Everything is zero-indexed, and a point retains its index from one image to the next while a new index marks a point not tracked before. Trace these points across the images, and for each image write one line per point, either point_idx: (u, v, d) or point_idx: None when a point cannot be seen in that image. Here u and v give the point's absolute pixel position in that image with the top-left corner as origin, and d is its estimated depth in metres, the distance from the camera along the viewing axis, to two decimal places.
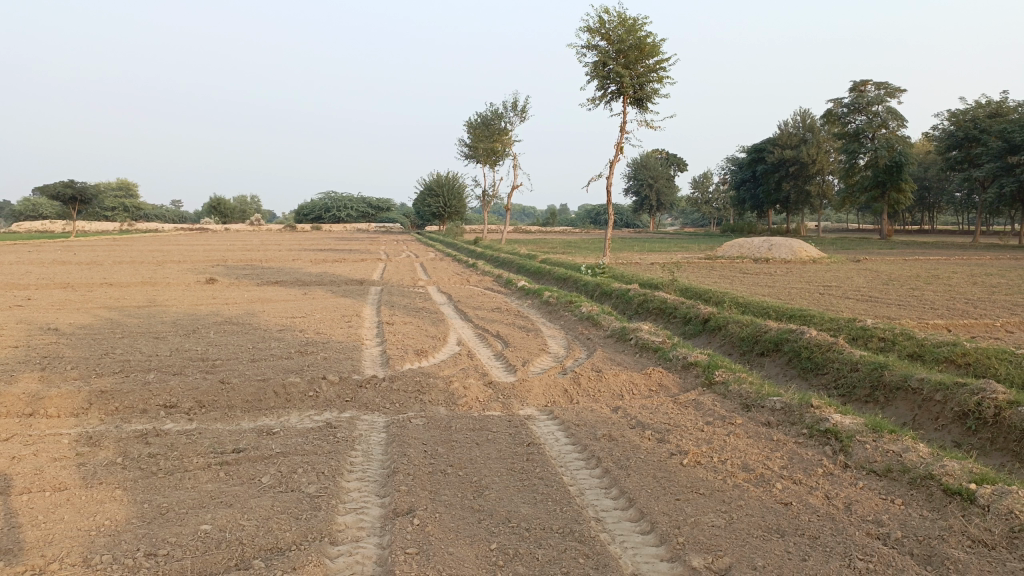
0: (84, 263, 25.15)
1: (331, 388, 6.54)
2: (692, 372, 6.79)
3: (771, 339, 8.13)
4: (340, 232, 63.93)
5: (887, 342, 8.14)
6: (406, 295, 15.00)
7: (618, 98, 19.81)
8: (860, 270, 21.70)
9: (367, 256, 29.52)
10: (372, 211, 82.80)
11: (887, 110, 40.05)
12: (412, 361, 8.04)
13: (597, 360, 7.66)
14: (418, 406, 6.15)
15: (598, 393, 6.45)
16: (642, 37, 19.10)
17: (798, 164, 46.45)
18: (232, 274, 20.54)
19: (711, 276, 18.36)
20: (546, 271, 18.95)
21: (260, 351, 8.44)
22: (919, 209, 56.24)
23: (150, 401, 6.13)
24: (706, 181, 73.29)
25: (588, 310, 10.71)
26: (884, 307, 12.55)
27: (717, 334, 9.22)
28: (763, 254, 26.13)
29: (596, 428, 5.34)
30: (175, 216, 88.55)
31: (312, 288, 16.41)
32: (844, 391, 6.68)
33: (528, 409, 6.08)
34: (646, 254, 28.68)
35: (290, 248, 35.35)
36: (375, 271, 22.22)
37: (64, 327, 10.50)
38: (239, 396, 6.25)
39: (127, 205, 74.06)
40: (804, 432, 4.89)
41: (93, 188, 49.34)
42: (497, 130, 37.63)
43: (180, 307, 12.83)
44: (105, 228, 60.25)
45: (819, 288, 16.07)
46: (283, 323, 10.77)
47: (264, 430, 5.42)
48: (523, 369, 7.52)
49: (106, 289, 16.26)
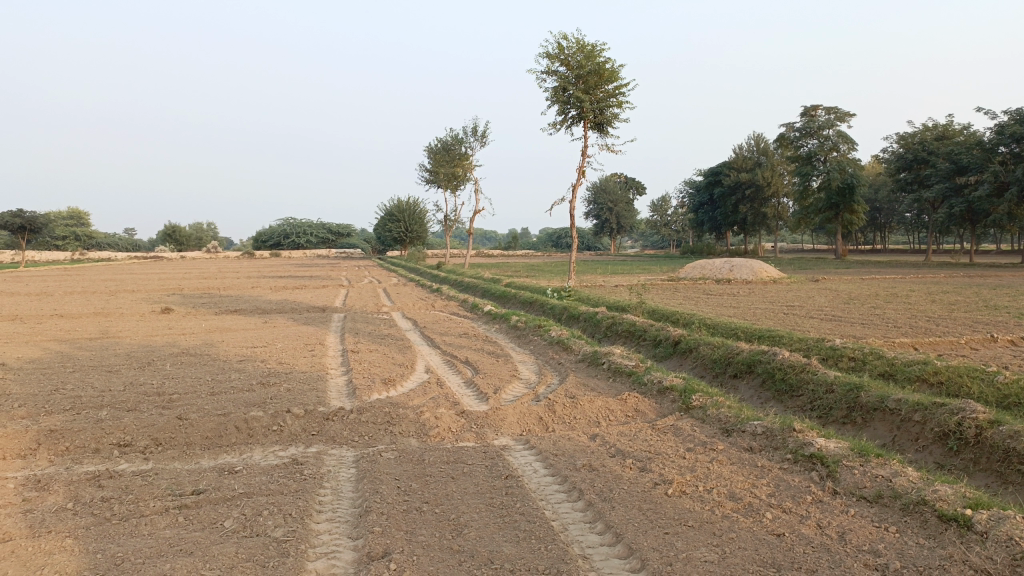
0: (32, 294, 24.29)
1: (295, 421, 6.27)
2: (668, 397, 6.65)
3: (743, 361, 8.06)
4: (301, 259, 63.16)
5: (858, 362, 8.12)
6: (370, 322, 14.69)
7: (580, 123, 19.89)
8: (820, 289, 21.97)
9: (329, 282, 29.10)
10: (332, 237, 82.05)
11: (838, 134, 41.14)
12: (380, 391, 7.78)
13: (570, 386, 7.49)
14: (388, 438, 5.91)
15: (574, 420, 6.27)
16: (601, 62, 19.24)
17: (754, 187, 47.24)
18: (188, 304, 19.98)
19: (676, 298, 18.39)
20: (511, 295, 18.82)
21: (219, 384, 8.10)
22: (871, 229, 57.57)
23: (102, 439, 5.78)
24: (665, 204, 74.17)
25: (557, 335, 10.56)
26: (848, 326, 12.63)
27: (688, 356, 9.14)
28: (725, 275, 26.38)
29: (575, 457, 5.16)
30: (130, 244, 86.69)
31: (273, 316, 16.00)
32: (820, 413, 6.61)
33: (503, 439, 5.88)
34: (609, 276, 28.71)
35: (248, 276, 34.66)
36: (337, 298, 21.86)
37: (10, 362, 10.00)
38: (198, 432, 5.94)
39: (79, 233, 72.32)
40: (788, 457, 4.79)
41: (43, 216, 47.98)
42: (458, 154, 37.61)
43: (134, 338, 12.35)
44: (56, 258, 58.60)
45: (782, 308, 16.17)
46: (244, 353, 10.43)
47: (226, 469, 5.13)
48: (495, 397, 7.30)
49: (55, 321, 15.67)
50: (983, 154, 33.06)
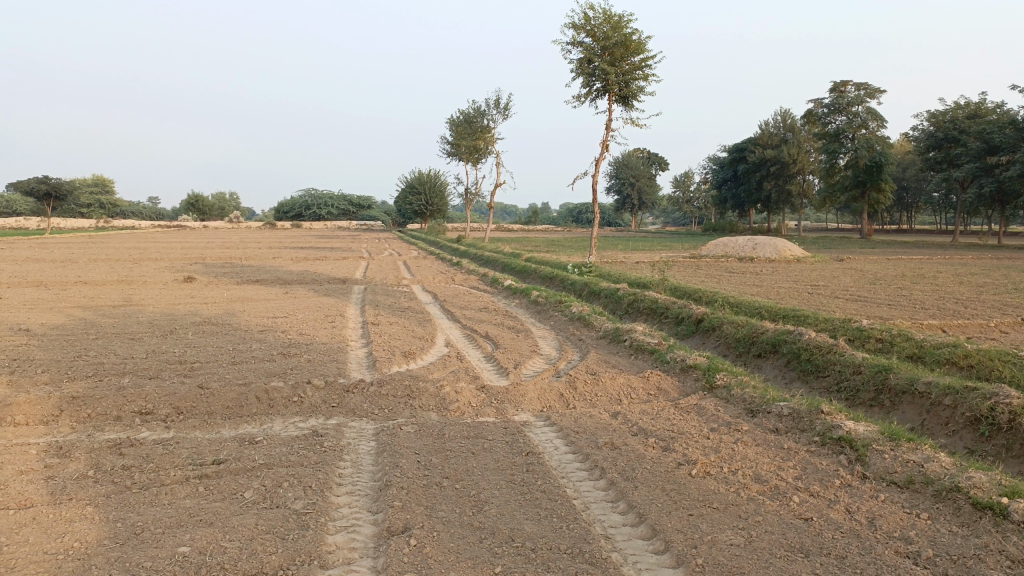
0: (58, 261, 24.53)
1: (316, 393, 6.25)
2: (691, 376, 6.55)
3: (768, 340, 7.94)
4: (321, 230, 63.37)
5: (885, 344, 7.95)
6: (390, 294, 14.67)
7: (604, 96, 19.59)
8: (845, 269, 21.63)
9: (349, 254, 29.16)
10: (353, 209, 82.16)
11: (867, 110, 40.30)
12: (400, 364, 7.75)
13: (591, 362, 7.41)
14: (408, 412, 5.87)
15: (596, 397, 6.20)
16: (627, 33, 18.90)
17: (779, 164, 46.54)
18: (210, 272, 20.05)
19: (699, 275, 18.19)
20: (531, 269, 18.71)
21: (240, 354, 8.10)
22: (898, 208, 56.65)
23: (124, 407, 5.80)
24: (687, 180, 73.39)
25: (578, 311, 10.47)
26: (874, 307, 12.41)
27: (711, 335, 9.02)
28: (748, 253, 26.08)
29: (597, 435, 5.10)
30: (154, 213, 87.39)
31: (293, 287, 16.03)
32: (847, 395, 6.48)
33: (523, 415, 5.83)
34: (630, 252, 28.50)
35: (270, 246, 34.80)
36: (357, 269, 21.87)
37: (35, 328, 10.08)
38: (219, 402, 5.94)
39: (104, 201, 72.96)
40: (815, 440, 4.70)
41: (68, 184, 48.35)
42: (480, 127, 37.34)
43: (156, 307, 12.42)
44: (80, 225, 59.20)
45: (806, 287, 15.94)
46: (265, 323, 10.44)
47: (246, 439, 5.11)
48: (515, 372, 7.24)
49: (80, 288, 15.80)
50: (1016, 134, 32.24)
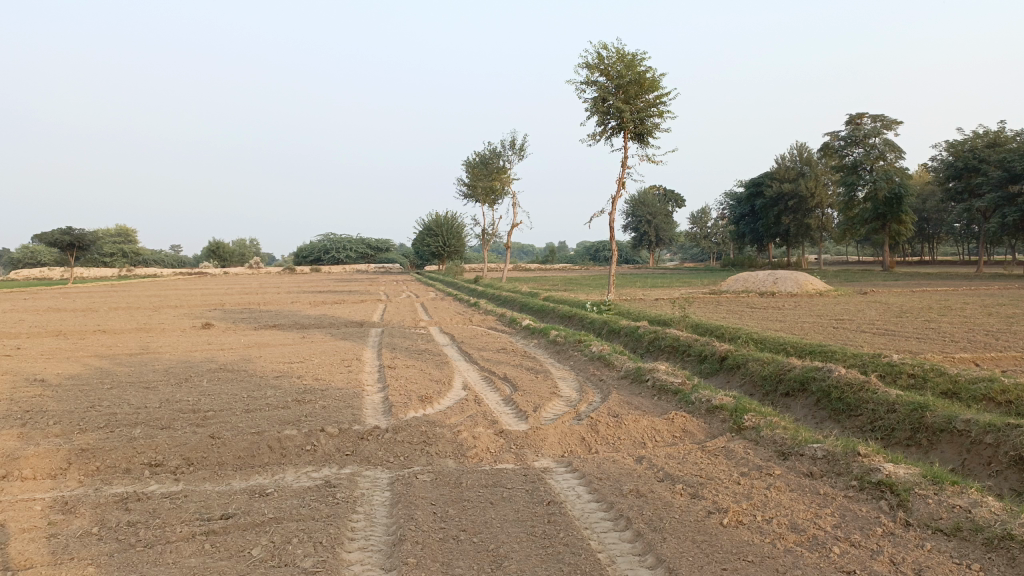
0: (79, 310, 24.72)
1: (330, 441, 6.07)
2: (717, 417, 6.32)
3: (796, 378, 7.68)
4: (340, 274, 63.72)
5: (918, 379, 7.67)
6: (408, 337, 14.53)
7: (619, 134, 19.60)
8: (869, 303, 21.26)
9: (367, 297, 29.14)
10: (371, 252, 82.72)
11: (884, 142, 40.13)
12: (417, 409, 7.56)
13: (612, 404, 7.18)
14: (425, 459, 5.68)
15: (618, 441, 5.98)
16: (641, 72, 18.97)
17: (797, 198, 46.32)
18: (229, 319, 20.06)
19: (720, 312, 17.93)
20: (550, 309, 18.52)
21: (255, 401, 7.97)
22: (919, 240, 56.08)
23: (133, 459, 5.65)
24: (704, 217, 73.24)
25: (598, 350, 10.26)
26: (903, 340, 12.09)
27: (736, 373, 8.78)
28: (769, 288, 25.77)
29: (621, 481, 4.88)
30: (176, 260, 88.48)
31: (311, 331, 15.95)
32: (882, 434, 6.22)
33: (544, 461, 5.62)
34: (649, 290, 28.26)
35: (289, 291, 34.94)
36: (375, 312, 21.82)
37: (51, 378, 10.02)
38: (231, 452, 5.78)
39: (127, 250, 74.03)
40: (853, 485, 4.45)
41: (91, 234, 49.05)
42: (496, 168, 37.55)
43: (173, 354, 12.37)
44: (103, 274, 59.93)
45: (830, 322, 15.63)
46: (281, 369, 10.33)
47: (257, 491, 4.94)
48: (535, 416, 7.04)
49: (99, 336, 15.83)
50: None
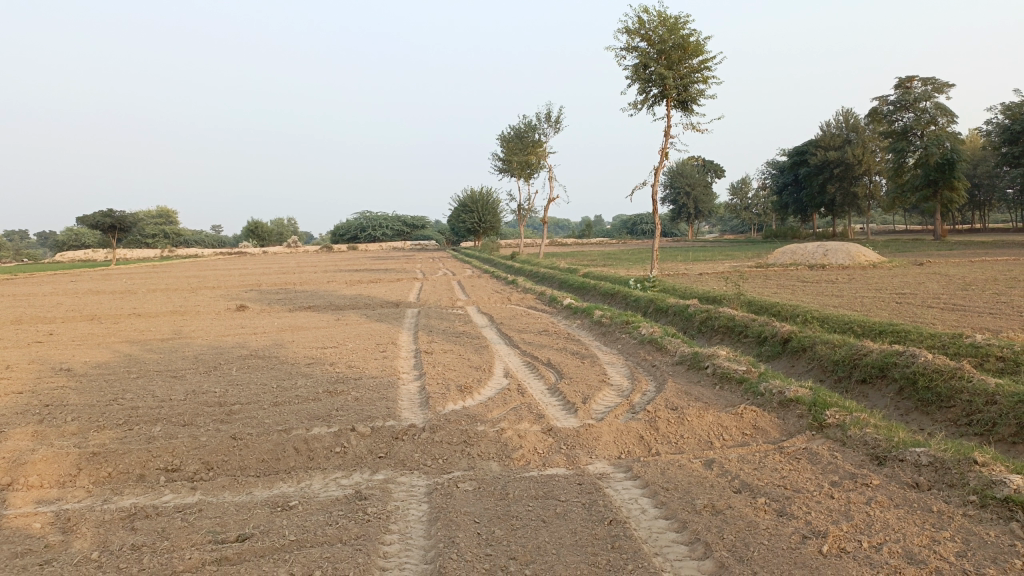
0: (119, 292, 24.67)
1: (361, 441, 5.51)
2: (793, 411, 5.61)
3: (873, 363, 6.96)
4: (376, 252, 63.44)
5: (1010, 363, 6.85)
6: (445, 318, 13.94)
7: (661, 102, 18.70)
8: (928, 275, 20.13)
9: (403, 275, 28.71)
10: (407, 229, 82.51)
11: (935, 106, 38.35)
12: (456, 401, 6.97)
13: (670, 395, 6.52)
14: (466, 463, 5.09)
15: (682, 439, 5.32)
16: (685, 35, 17.98)
17: (843, 166, 44.60)
18: (263, 300, 19.76)
19: (771, 287, 17.05)
20: (591, 286, 17.84)
21: (284, 392, 7.46)
22: (971, 208, 53.89)
23: (148, 464, 5.17)
24: (745, 187, 71.33)
25: (648, 333, 9.56)
26: (976, 316, 11.17)
27: (801, 356, 8.05)
28: (818, 260, 24.67)
29: (691, 492, 4.23)
30: (216, 240, 89.42)
31: (345, 313, 15.48)
32: (981, 429, 5.47)
33: (599, 464, 4.98)
34: (692, 264, 27.31)
35: (325, 270, 34.64)
36: (411, 291, 21.33)
37: (78, 367, 9.65)
38: (253, 454, 5.27)
39: (167, 231, 74.79)
40: (973, 500, 3.80)
41: (131, 215, 49.33)
42: (531, 142, 36.71)
43: (204, 339, 11.96)
44: (145, 255, 60.48)
45: (892, 296, 14.67)
46: (313, 355, 9.83)
47: (279, 504, 4.39)
48: (585, 408, 6.40)
49: (132, 320, 15.56)
50: None
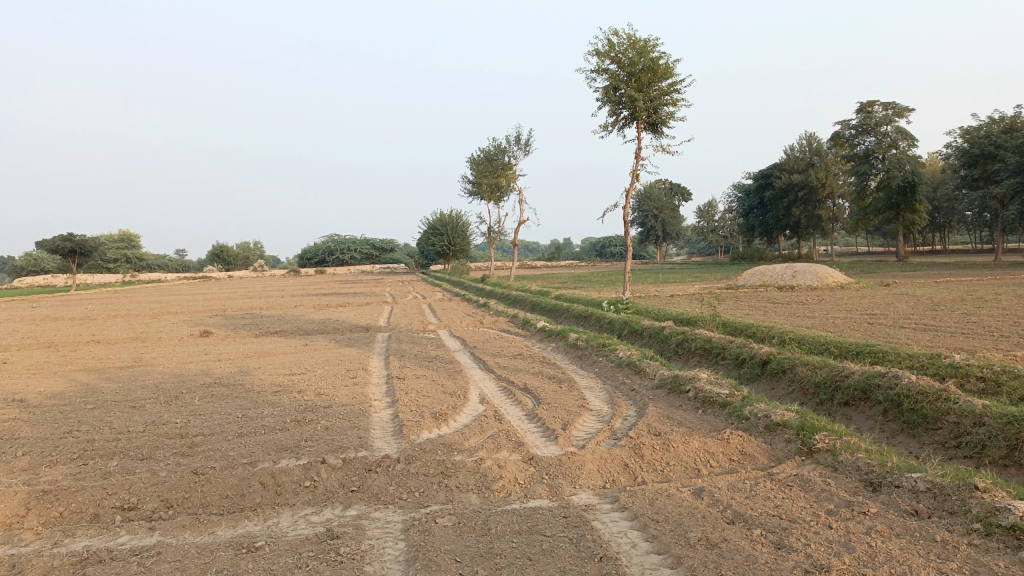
0: (77, 319, 23.96)
1: (332, 474, 5.22)
2: (780, 436, 5.44)
3: (856, 385, 6.85)
4: (345, 275, 62.80)
5: (991, 383, 6.78)
6: (417, 343, 13.66)
7: (632, 124, 18.75)
8: (896, 295, 20.32)
9: (373, 299, 28.35)
10: (376, 253, 81.99)
11: (896, 130, 39.15)
12: (431, 429, 6.71)
13: (651, 420, 6.33)
14: (443, 495, 4.84)
15: (668, 466, 5.12)
16: (654, 59, 18.10)
17: (807, 189, 45.22)
18: (229, 325, 19.26)
19: (743, 308, 17.03)
20: (563, 309, 17.69)
21: (249, 422, 7.13)
22: (932, 230, 55.00)
23: (102, 502, 4.83)
24: (711, 210, 72.14)
25: (625, 355, 9.39)
26: (949, 336, 11.20)
27: (781, 378, 7.93)
28: (787, 281, 24.83)
29: (683, 525, 4.02)
30: (181, 265, 87.98)
31: (314, 338, 15.11)
32: (969, 452, 5.35)
33: (583, 495, 4.76)
34: (663, 286, 27.33)
35: (293, 294, 34.13)
36: (380, 315, 20.98)
37: (31, 397, 9.20)
38: (216, 490, 4.96)
39: (130, 256, 73.39)
40: (977, 529, 3.65)
41: (93, 240, 48.25)
42: (501, 165, 36.71)
43: (166, 367, 11.54)
44: (106, 280, 59.15)
45: (864, 317, 14.71)
46: (281, 382, 9.50)
47: (244, 545, 4.09)
48: (565, 435, 6.18)
49: (91, 347, 15.03)
50: None
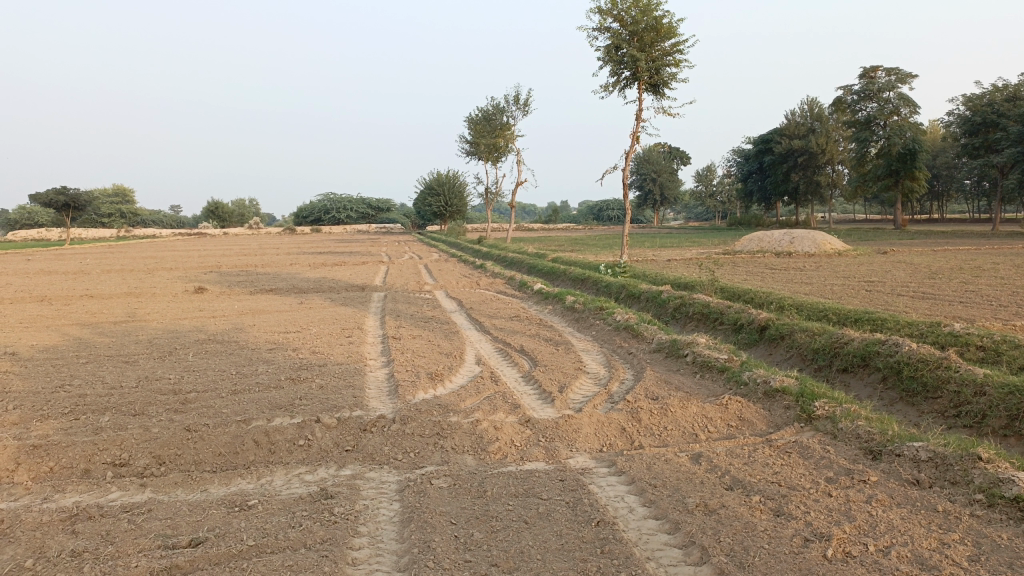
0: (71, 273, 23.80)
1: (326, 433, 5.16)
2: (780, 402, 5.40)
3: (855, 352, 6.80)
4: (340, 234, 62.46)
5: (991, 352, 6.74)
6: (412, 302, 13.58)
7: (633, 85, 18.44)
8: (894, 263, 20.26)
9: (369, 259, 28.17)
10: (372, 212, 81.52)
11: (899, 96, 38.72)
12: (426, 389, 6.65)
13: (649, 384, 6.28)
14: (439, 456, 4.79)
15: (667, 431, 5.07)
16: (658, 17, 17.73)
17: (807, 155, 44.86)
18: (223, 282, 19.13)
19: (740, 273, 16.95)
20: (560, 271, 17.59)
21: (243, 379, 7.06)
22: (930, 198, 54.81)
23: (93, 458, 4.77)
24: (710, 175, 71.70)
25: (623, 319, 9.32)
26: (947, 305, 11.15)
27: (779, 344, 7.88)
28: (785, 247, 24.73)
29: (681, 490, 3.97)
30: (176, 221, 87.37)
31: (308, 296, 15.01)
32: (969, 421, 5.32)
33: (580, 458, 4.72)
34: (660, 250, 27.21)
35: (289, 252, 33.92)
36: (376, 275, 20.85)
37: (23, 351, 9.11)
38: (209, 448, 4.90)
39: (124, 211, 72.83)
40: (979, 500, 3.62)
41: (86, 194, 47.76)
42: (499, 124, 36.27)
43: (159, 322, 11.44)
44: (100, 235, 58.75)
45: (862, 284, 14.65)
46: (275, 340, 9.41)
47: (237, 504, 4.04)
48: (562, 398, 6.12)
49: (84, 302, 14.90)
50: None
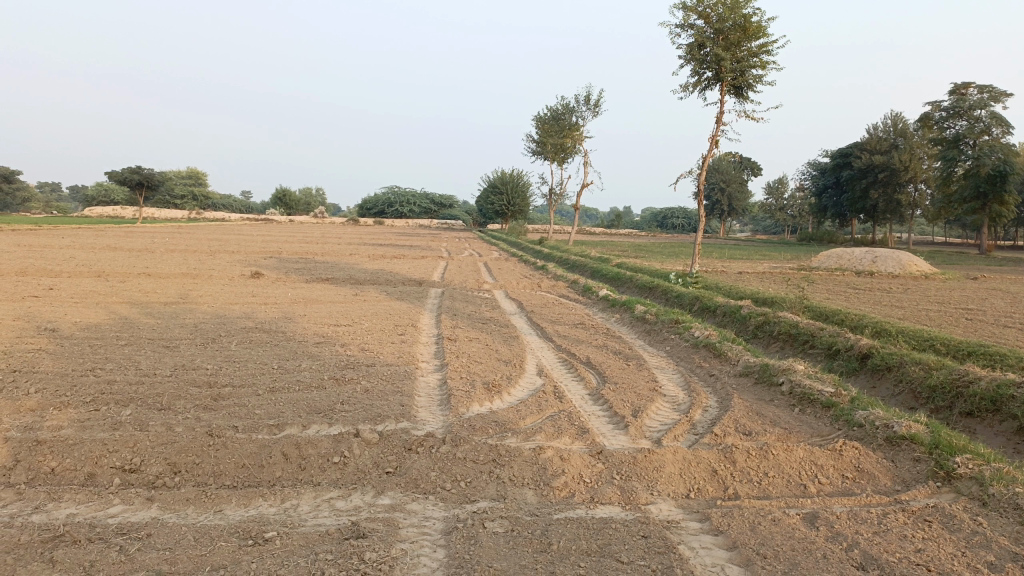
0: (135, 250, 23.97)
1: (366, 451, 4.45)
2: (906, 454, 4.48)
3: (984, 395, 5.79)
4: (403, 228, 62.44)
5: None
6: (471, 301, 12.91)
7: (716, 85, 17.40)
8: (987, 290, 18.73)
9: (428, 253, 27.70)
10: (434, 207, 81.49)
11: (991, 115, 36.47)
12: (483, 402, 5.91)
13: (741, 415, 5.41)
14: (494, 489, 4.04)
15: (768, 478, 4.22)
16: (747, 15, 16.61)
17: (888, 171, 42.70)
18: (281, 268, 18.80)
19: (822, 292, 15.75)
20: (626, 278, 16.67)
21: (283, 375, 6.44)
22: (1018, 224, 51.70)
23: (100, 460, 4.18)
24: (781, 187, 69.37)
25: (702, 335, 8.44)
26: None
27: (886, 376, 6.88)
28: (866, 266, 23.25)
29: (801, 567, 3.12)
30: (246, 207, 89.06)
31: (365, 288, 14.44)
32: None
33: (663, 505, 3.91)
34: (731, 262, 25.93)
35: (351, 242, 33.74)
36: (435, 270, 20.27)
37: (64, 328, 8.69)
38: (231, 458, 4.25)
39: (196, 193, 74.50)
40: None
41: (160, 174, 48.63)
42: (568, 124, 35.41)
43: (210, 306, 11.00)
44: (172, 216, 60.13)
45: (959, 312, 13.34)
46: (324, 333, 8.82)
47: (251, 535, 3.34)
48: (639, 426, 5.29)
49: (140, 281, 14.64)
50: None
